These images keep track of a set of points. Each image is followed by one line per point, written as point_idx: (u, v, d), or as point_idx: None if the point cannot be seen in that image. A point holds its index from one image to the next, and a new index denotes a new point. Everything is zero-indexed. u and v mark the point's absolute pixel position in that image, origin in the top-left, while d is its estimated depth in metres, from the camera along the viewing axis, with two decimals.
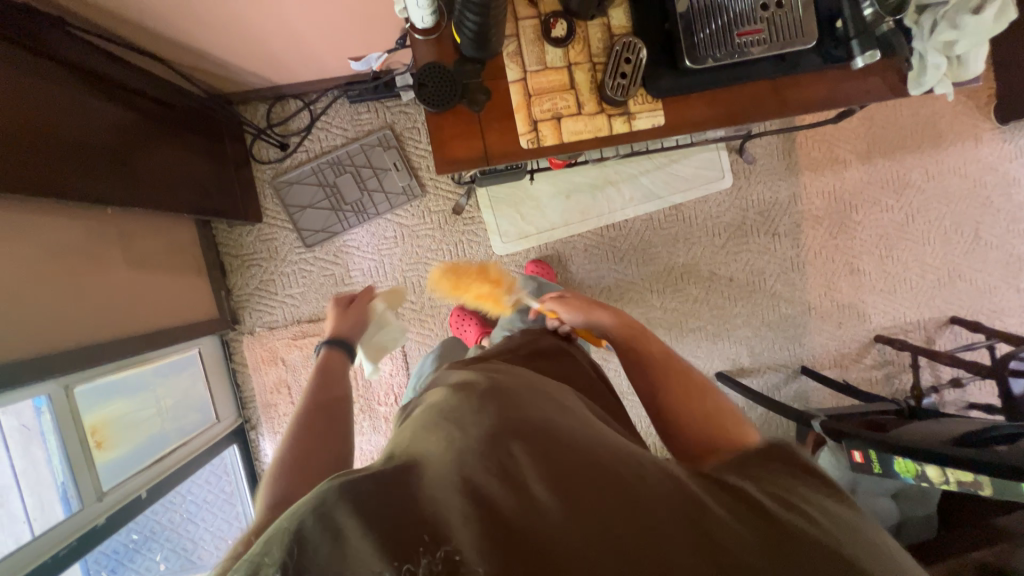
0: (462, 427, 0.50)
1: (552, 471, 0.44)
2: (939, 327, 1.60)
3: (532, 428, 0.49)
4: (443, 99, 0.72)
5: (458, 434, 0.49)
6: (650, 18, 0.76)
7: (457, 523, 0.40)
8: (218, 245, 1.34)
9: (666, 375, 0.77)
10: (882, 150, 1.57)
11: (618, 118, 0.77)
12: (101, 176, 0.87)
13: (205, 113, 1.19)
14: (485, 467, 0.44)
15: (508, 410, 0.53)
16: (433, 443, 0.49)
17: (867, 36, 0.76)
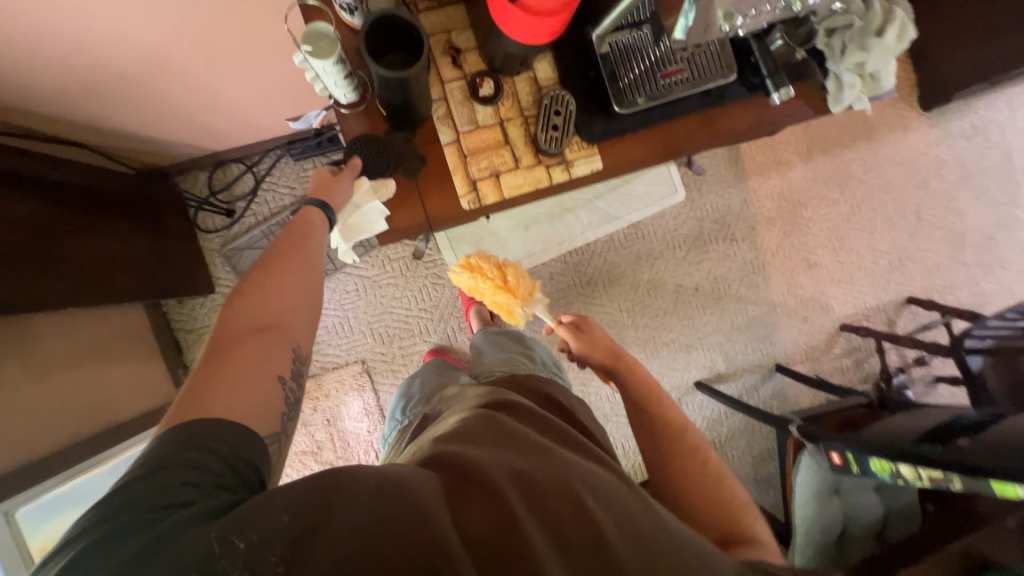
0: (565, 504, 0.50)
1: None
2: (898, 309, 1.66)
3: (604, 496, 0.54)
4: (376, 169, 0.72)
5: (559, 511, 0.49)
6: (575, 64, 0.76)
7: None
8: (170, 322, 1.28)
9: (682, 456, 0.83)
10: (821, 148, 1.64)
11: (556, 168, 0.77)
12: (31, 278, 0.81)
13: (140, 190, 1.13)
14: (571, 529, 0.48)
15: (601, 493, 0.54)
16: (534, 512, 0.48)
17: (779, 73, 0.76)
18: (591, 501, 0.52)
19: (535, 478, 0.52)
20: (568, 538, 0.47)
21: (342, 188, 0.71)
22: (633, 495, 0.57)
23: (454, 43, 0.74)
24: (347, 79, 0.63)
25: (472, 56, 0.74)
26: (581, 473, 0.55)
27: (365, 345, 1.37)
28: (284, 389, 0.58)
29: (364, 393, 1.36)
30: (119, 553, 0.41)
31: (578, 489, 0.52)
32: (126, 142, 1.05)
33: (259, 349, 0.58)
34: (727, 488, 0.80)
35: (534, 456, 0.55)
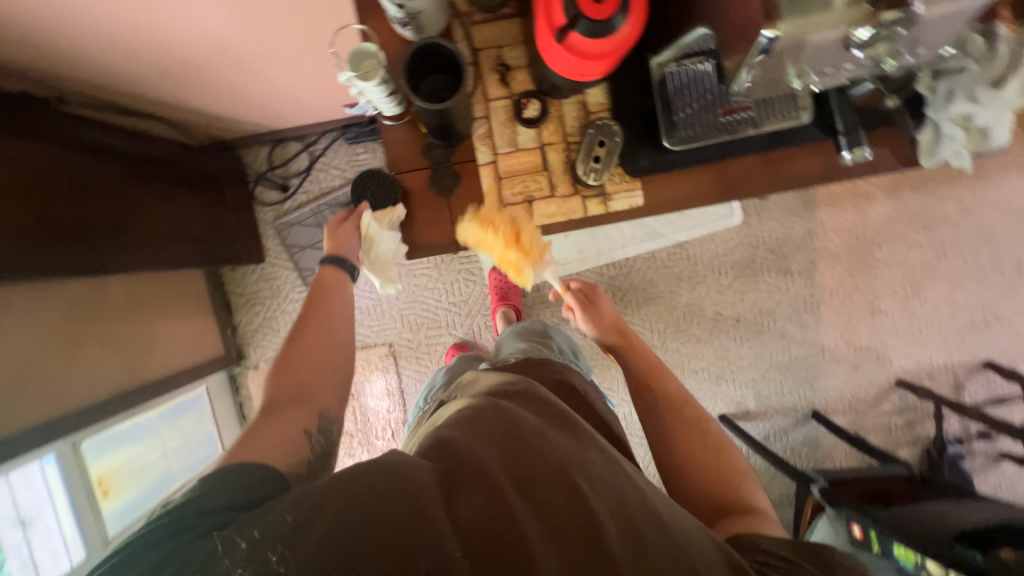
0: (558, 492, 0.48)
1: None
2: (971, 373, 1.48)
3: (602, 480, 0.52)
4: (379, 201, 0.74)
5: (552, 501, 0.47)
6: (629, 91, 0.71)
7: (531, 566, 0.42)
8: (224, 284, 1.39)
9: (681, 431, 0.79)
10: (912, 182, 1.45)
11: (593, 200, 0.74)
12: (106, 245, 0.91)
13: (205, 164, 1.21)
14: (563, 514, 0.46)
15: (600, 483, 0.51)
16: (526, 503, 0.46)
17: (854, 132, 0.70)
18: (587, 488, 0.49)
19: (531, 467, 0.50)
20: (559, 525, 0.45)
21: (352, 239, 0.83)
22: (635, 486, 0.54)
23: (504, 60, 0.71)
24: (392, 96, 0.63)
25: (521, 74, 0.71)
26: (579, 461, 0.53)
27: (394, 329, 1.42)
28: (310, 439, 0.63)
29: (388, 375, 1.42)
30: (150, 556, 0.45)
31: (574, 476, 0.50)
32: (197, 119, 1.12)
33: (292, 416, 0.64)
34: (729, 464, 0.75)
35: (533, 442, 0.54)
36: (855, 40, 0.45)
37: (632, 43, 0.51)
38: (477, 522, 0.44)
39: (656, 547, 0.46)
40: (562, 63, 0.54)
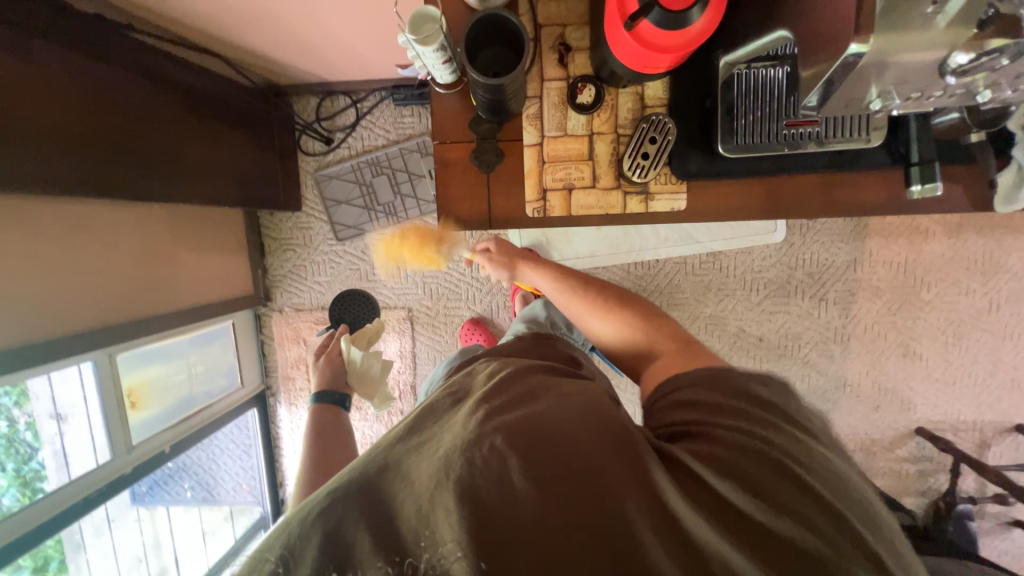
0: (467, 452, 0.44)
1: (553, 508, 0.42)
2: (999, 434, 1.41)
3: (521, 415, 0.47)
4: None
5: (463, 459, 0.44)
6: (690, 90, 0.68)
7: (446, 518, 0.42)
8: (260, 228, 1.43)
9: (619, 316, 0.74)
10: (978, 225, 1.36)
11: (634, 197, 0.72)
12: (155, 175, 0.94)
13: (255, 108, 1.22)
14: (476, 466, 0.43)
15: (511, 425, 0.46)
16: (437, 480, 0.44)
17: (929, 165, 0.65)
18: (496, 434, 0.45)
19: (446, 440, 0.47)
20: (465, 477, 0.43)
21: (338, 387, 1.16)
22: (561, 416, 0.47)
23: (567, 40, 0.69)
24: (446, 63, 0.63)
25: (580, 56, 0.69)
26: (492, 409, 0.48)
27: (415, 295, 1.44)
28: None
29: (403, 338, 1.45)
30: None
31: (484, 427, 0.46)
32: (254, 62, 1.14)
33: None
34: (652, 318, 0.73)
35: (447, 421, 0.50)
36: (950, 65, 0.41)
37: (704, 40, 0.48)
38: (409, 511, 0.44)
39: (572, 482, 0.42)
40: (625, 49, 0.52)
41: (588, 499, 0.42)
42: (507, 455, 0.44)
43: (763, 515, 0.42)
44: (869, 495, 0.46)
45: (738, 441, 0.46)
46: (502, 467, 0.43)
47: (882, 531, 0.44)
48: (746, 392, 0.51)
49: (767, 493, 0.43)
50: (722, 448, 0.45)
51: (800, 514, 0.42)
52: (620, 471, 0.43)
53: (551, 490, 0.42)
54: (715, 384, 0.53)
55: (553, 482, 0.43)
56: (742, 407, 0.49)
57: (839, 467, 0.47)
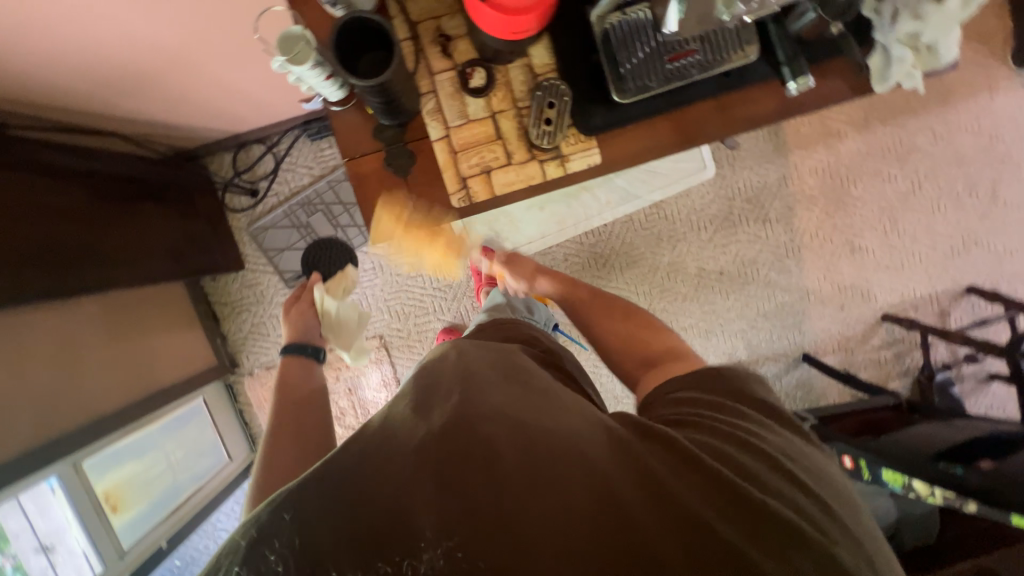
0: (458, 440, 0.47)
1: (537, 483, 0.45)
2: (954, 299, 1.51)
3: (511, 415, 0.51)
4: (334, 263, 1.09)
5: (451, 448, 0.47)
6: (572, 48, 0.71)
7: (423, 502, 0.44)
8: (207, 296, 1.39)
9: (617, 323, 0.82)
10: (881, 116, 1.45)
11: (551, 163, 0.73)
12: (73, 268, 0.90)
13: (166, 175, 1.18)
14: (463, 457, 0.46)
15: (501, 415, 0.50)
16: (424, 465, 0.46)
17: (796, 61, 0.70)
18: (487, 426, 0.49)
19: (432, 428, 0.49)
20: (456, 464, 0.46)
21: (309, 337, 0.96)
22: (551, 414, 0.53)
23: (444, 30, 0.70)
24: (331, 78, 0.62)
25: (463, 43, 0.70)
26: (482, 406, 0.52)
27: (383, 320, 1.43)
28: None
29: (382, 366, 1.43)
30: None
31: (477, 424, 0.49)
32: (153, 130, 1.11)
33: None
34: (652, 326, 0.81)
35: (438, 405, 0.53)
36: None
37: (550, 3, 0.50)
38: (386, 497, 0.45)
39: (560, 459, 0.47)
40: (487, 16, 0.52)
41: (573, 473, 0.46)
42: (497, 440, 0.48)
43: (751, 483, 0.47)
44: (842, 487, 0.53)
45: (729, 433, 0.53)
46: (487, 454, 0.47)
47: (852, 512, 0.51)
48: (740, 399, 0.59)
49: (750, 471, 0.49)
50: (715, 437, 0.52)
51: (778, 487, 0.48)
52: (605, 449, 0.48)
53: (536, 467, 0.46)
54: (711, 390, 0.60)
55: (541, 462, 0.46)
56: (737, 412, 0.57)
57: (816, 463, 0.54)
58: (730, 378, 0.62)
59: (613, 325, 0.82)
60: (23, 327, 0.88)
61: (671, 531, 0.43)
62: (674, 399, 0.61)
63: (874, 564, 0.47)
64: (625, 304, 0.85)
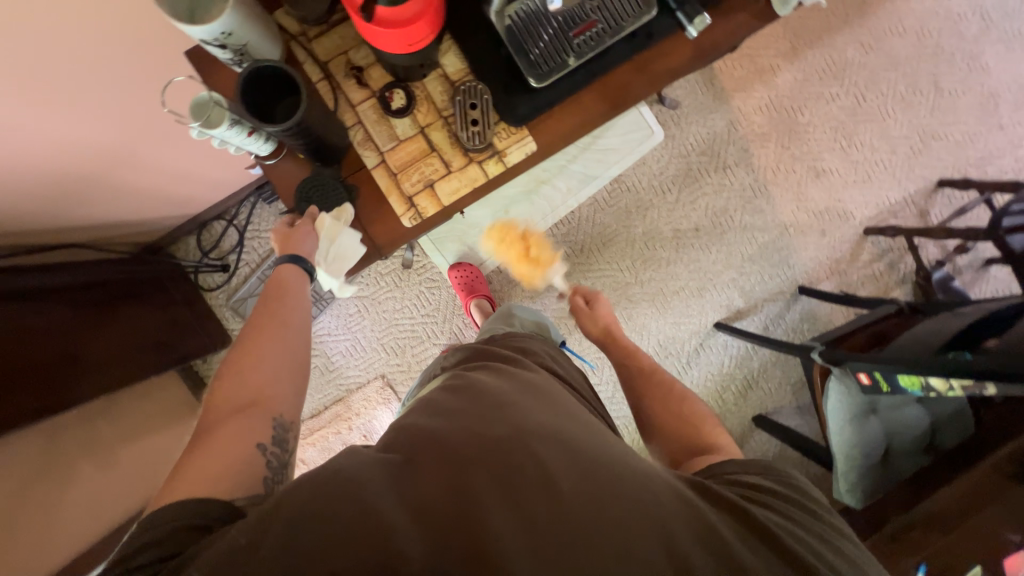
0: (513, 455, 0.46)
1: (598, 511, 0.43)
2: (930, 196, 1.52)
3: (571, 446, 0.49)
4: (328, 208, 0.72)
5: (501, 464, 0.45)
6: (479, 47, 0.72)
7: (484, 501, 0.42)
8: (201, 377, 1.39)
9: (667, 403, 0.80)
10: (807, 41, 1.48)
11: (490, 161, 0.74)
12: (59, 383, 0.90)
13: (137, 271, 1.19)
14: (513, 464, 0.45)
15: (559, 439, 0.49)
16: (464, 472, 0.44)
17: (687, 4, 0.73)
18: (541, 443, 0.47)
19: (489, 434, 0.48)
20: (507, 478, 0.44)
21: (305, 234, 0.70)
22: (605, 447, 0.51)
23: (354, 62, 0.71)
24: (253, 134, 0.63)
25: (375, 70, 0.72)
26: (536, 424, 0.50)
27: (381, 360, 1.42)
28: (265, 455, 0.55)
29: (392, 405, 1.42)
30: None
31: (531, 440, 0.48)
32: (110, 231, 1.12)
33: None
34: (701, 416, 0.77)
35: (493, 415, 0.51)
36: None
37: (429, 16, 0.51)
38: (439, 505, 0.42)
39: (618, 488, 0.46)
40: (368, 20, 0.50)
41: (625, 495, 0.45)
42: (555, 463, 0.46)
43: (812, 559, 0.47)
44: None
45: (791, 514, 0.52)
46: (545, 468, 0.45)
47: None
48: (803, 491, 0.56)
49: (812, 550, 0.48)
50: (781, 517, 0.51)
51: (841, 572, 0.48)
52: (662, 490, 0.48)
53: (595, 488, 0.45)
54: (773, 475, 0.58)
55: (601, 491, 0.45)
56: (805, 503, 0.55)
57: (874, 568, 0.52)
58: (791, 471, 0.60)
59: (661, 406, 0.80)
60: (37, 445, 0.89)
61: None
62: (732, 477, 0.57)
63: None
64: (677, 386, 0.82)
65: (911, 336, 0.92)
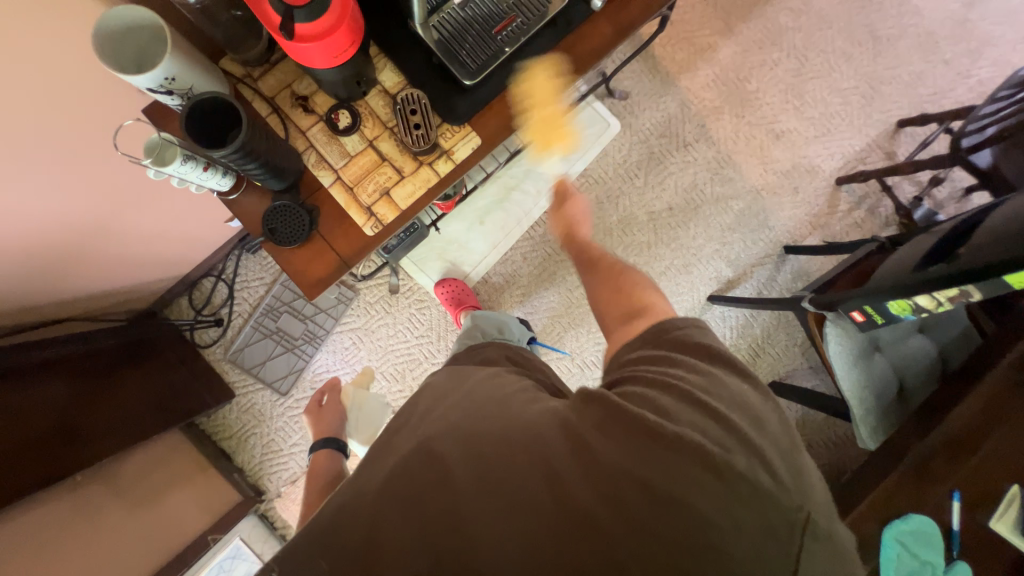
0: (417, 467, 0.56)
1: (488, 491, 0.53)
2: (892, 138, 1.56)
3: (461, 431, 0.58)
4: (296, 233, 0.75)
5: (409, 484, 0.56)
6: (412, 59, 0.77)
7: (405, 516, 0.54)
8: (210, 435, 1.38)
9: (605, 280, 0.82)
10: (741, 15, 1.54)
11: (439, 161, 0.78)
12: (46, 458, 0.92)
13: (135, 333, 1.24)
14: (420, 473, 0.56)
15: (455, 433, 0.58)
16: (390, 498, 0.55)
17: None
18: (436, 442, 0.58)
19: (402, 457, 0.58)
20: (418, 492, 0.55)
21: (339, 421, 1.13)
22: (496, 415, 0.60)
23: (299, 93, 0.76)
24: (209, 168, 0.66)
25: (320, 97, 0.77)
26: (439, 428, 0.60)
27: (382, 389, 1.43)
28: None
29: None
30: None
31: (431, 445, 0.58)
32: (102, 301, 1.16)
33: None
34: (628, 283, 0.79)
35: (408, 434, 0.62)
36: None
37: (345, 22, 0.55)
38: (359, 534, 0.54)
39: (507, 454, 0.55)
40: (281, 33, 0.53)
41: (518, 462, 0.54)
42: (446, 459, 0.56)
43: (691, 429, 0.54)
44: (766, 417, 0.59)
45: (655, 378, 0.60)
46: (439, 464, 0.56)
47: (779, 444, 0.57)
48: (678, 347, 0.64)
49: (668, 410, 0.56)
50: (646, 385, 0.59)
51: (694, 426, 0.55)
52: (549, 431, 0.56)
53: (482, 467, 0.55)
54: (656, 340, 0.66)
55: (485, 468, 0.54)
56: (670, 355, 0.63)
57: (752, 390, 0.61)
58: (668, 323, 0.67)
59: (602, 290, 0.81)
60: (39, 525, 0.90)
61: (602, 495, 0.52)
62: (631, 356, 0.66)
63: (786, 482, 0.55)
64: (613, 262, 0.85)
65: (891, 263, 0.92)
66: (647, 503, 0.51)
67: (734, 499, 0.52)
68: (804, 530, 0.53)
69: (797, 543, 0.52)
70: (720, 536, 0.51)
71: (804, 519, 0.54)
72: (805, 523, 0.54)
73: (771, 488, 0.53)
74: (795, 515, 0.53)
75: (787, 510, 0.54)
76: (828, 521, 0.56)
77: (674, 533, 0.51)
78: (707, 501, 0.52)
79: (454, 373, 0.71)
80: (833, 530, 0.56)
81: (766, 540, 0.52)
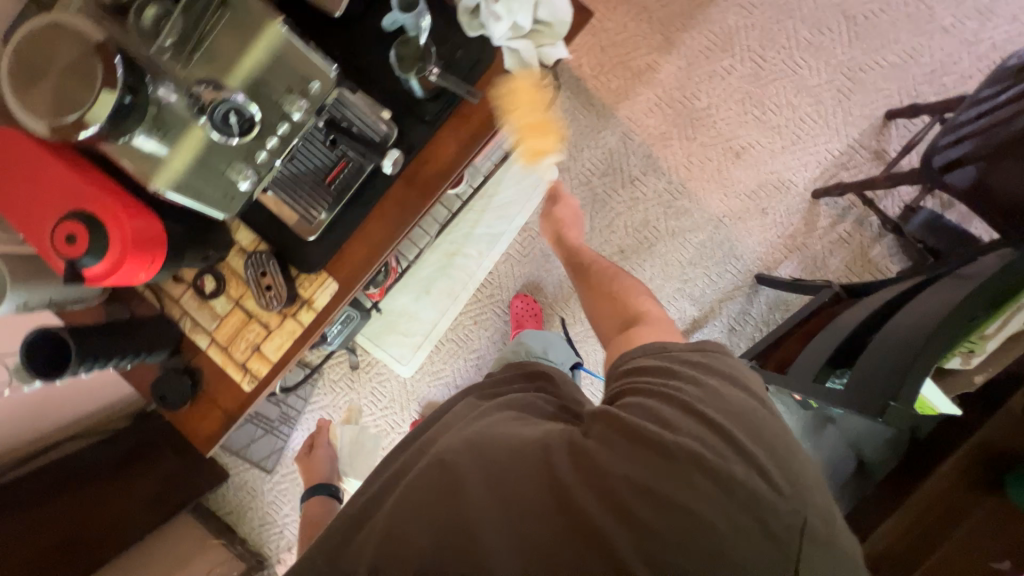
0: (427, 481, 0.57)
1: (495, 502, 0.55)
2: (881, 132, 1.35)
3: (473, 443, 0.60)
4: (181, 398, 0.79)
5: (420, 497, 0.56)
6: (258, 216, 0.77)
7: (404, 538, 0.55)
8: (214, 511, 1.54)
9: (602, 284, 0.81)
10: (680, 24, 1.38)
11: (301, 311, 0.79)
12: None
13: (132, 442, 1.34)
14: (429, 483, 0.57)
15: (468, 448, 0.59)
16: (399, 503, 0.57)
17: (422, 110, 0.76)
18: (452, 454, 0.59)
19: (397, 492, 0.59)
20: (430, 504, 0.56)
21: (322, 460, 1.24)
22: (509, 433, 0.61)
23: None
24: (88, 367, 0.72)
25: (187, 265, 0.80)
26: (448, 444, 0.61)
27: None
28: None
29: None
30: None
31: (441, 456, 0.59)
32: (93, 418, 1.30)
33: None
34: (632, 292, 0.79)
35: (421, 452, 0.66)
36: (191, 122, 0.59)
37: (120, 263, 0.57)
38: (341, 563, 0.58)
39: (517, 464, 0.57)
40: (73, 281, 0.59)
41: (526, 474, 0.56)
42: (460, 471, 0.57)
43: (695, 440, 0.55)
44: (774, 430, 0.58)
45: (667, 391, 0.59)
46: (454, 477, 0.57)
47: (783, 451, 0.57)
48: (680, 359, 0.62)
49: (671, 421, 0.56)
50: (654, 396, 0.59)
51: (700, 436, 0.55)
52: (560, 446, 0.57)
53: (489, 476, 0.56)
54: (657, 354, 0.63)
55: (497, 473, 0.56)
56: (673, 369, 0.61)
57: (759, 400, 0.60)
58: (676, 346, 0.64)
59: (595, 297, 0.80)
60: None
61: (608, 504, 0.53)
62: (626, 366, 0.64)
63: (781, 491, 0.54)
64: (613, 269, 0.84)
65: (805, 352, 0.93)
66: (652, 508, 0.52)
67: (735, 504, 0.53)
68: (803, 535, 0.54)
69: (794, 550, 0.53)
70: (722, 538, 0.52)
71: (799, 525, 0.54)
72: (799, 530, 0.54)
73: (768, 496, 0.54)
74: (793, 521, 0.53)
75: (785, 517, 0.54)
76: (828, 528, 0.56)
77: (677, 536, 0.52)
78: (708, 505, 0.52)
79: (463, 403, 0.71)
80: (833, 535, 0.56)
81: (763, 544, 0.53)
